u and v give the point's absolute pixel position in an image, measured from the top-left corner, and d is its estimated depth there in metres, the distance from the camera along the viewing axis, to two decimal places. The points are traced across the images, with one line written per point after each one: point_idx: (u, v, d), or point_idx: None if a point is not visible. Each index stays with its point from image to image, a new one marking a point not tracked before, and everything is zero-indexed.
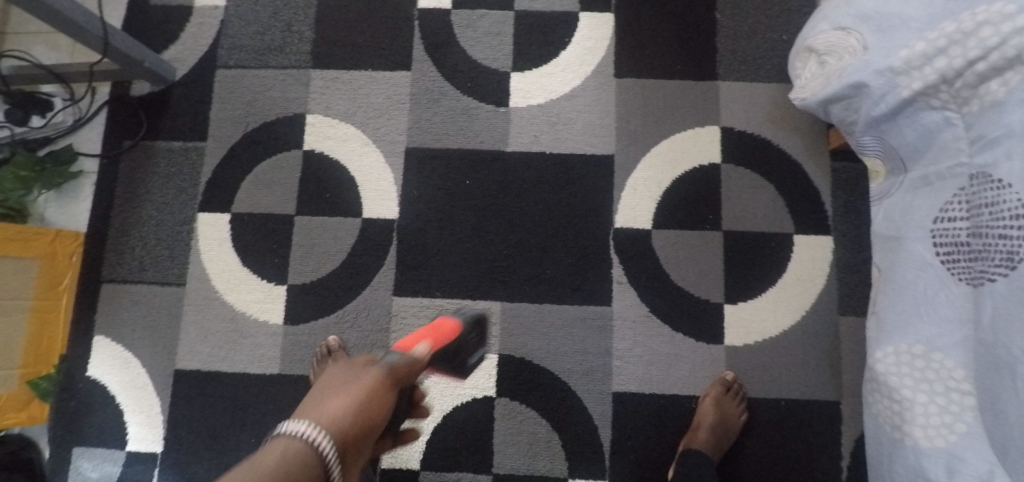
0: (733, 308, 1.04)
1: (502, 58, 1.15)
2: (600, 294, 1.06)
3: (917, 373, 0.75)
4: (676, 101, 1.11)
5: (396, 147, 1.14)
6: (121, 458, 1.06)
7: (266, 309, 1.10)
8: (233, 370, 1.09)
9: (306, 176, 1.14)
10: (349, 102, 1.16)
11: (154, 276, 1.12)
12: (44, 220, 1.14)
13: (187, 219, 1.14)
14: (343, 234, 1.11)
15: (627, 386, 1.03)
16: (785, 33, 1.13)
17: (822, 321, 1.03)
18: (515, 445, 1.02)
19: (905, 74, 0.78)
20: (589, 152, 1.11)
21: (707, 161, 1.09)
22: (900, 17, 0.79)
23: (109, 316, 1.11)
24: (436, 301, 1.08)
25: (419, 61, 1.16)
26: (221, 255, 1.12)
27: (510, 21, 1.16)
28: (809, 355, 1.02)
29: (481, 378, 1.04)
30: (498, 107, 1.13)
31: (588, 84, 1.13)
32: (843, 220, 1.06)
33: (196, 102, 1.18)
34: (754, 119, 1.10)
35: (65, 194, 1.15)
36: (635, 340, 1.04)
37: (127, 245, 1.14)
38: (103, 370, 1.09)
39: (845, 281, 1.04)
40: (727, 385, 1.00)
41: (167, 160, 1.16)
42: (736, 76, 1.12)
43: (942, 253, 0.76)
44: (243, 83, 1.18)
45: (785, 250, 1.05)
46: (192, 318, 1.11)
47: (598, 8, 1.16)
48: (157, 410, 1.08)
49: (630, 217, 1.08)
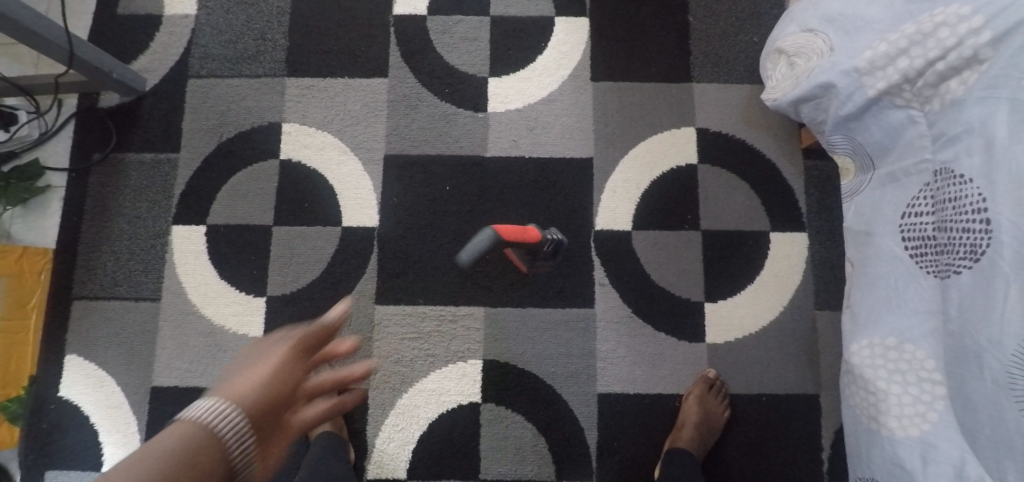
0: (714, 306, 1.06)
1: (479, 64, 1.15)
2: (583, 297, 1.06)
3: (891, 364, 0.77)
4: (652, 103, 1.13)
5: (374, 154, 1.13)
6: (96, 480, 1.03)
7: (246, 321, 1.08)
8: (213, 385, 1.07)
9: (284, 186, 1.12)
10: (325, 110, 1.15)
11: (128, 292, 1.10)
12: (11, 237, 1.10)
13: (162, 232, 1.12)
14: (322, 243, 1.10)
15: (612, 387, 1.04)
16: (756, 35, 1.16)
17: (800, 316, 1.05)
18: (503, 450, 1.02)
19: (870, 74, 0.80)
20: (568, 155, 1.11)
21: (684, 162, 1.11)
22: (863, 19, 0.81)
23: (81, 334, 1.08)
24: (419, 308, 1.07)
25: (395, 68, 1.16)
26: (197, 268, 1.10)
27: (486, 26, 1.17)
28: (788, 350, 1.04)
29: (466, 384, 1.04)
30: (477, 112, 1.14)
31: (565, 87, 1.14)
32: (816, 217, 1.09)
33: (168, 113, 1.15)
34: (728, 120, 1.12)
35: (32, 210, 1.12)
36: (618, 341, 1.05)
37: (99, 260, 1.11)
38: (76, 390, 1.06)
39: (820, 277, 1.07)
40: (709, 382, 1.02)
41: (139, 173, 1.14)
42: (710, 78, 1.14)
43: (910, 247, 0.78)
44: (216, 92, 1.16)
45: (762, 248, 1.07)
46: (168, 333, 1.08)
47: (573, 13, 1.17)
48: (134, 429, 1.05)
49: (610, 219, 1.09)
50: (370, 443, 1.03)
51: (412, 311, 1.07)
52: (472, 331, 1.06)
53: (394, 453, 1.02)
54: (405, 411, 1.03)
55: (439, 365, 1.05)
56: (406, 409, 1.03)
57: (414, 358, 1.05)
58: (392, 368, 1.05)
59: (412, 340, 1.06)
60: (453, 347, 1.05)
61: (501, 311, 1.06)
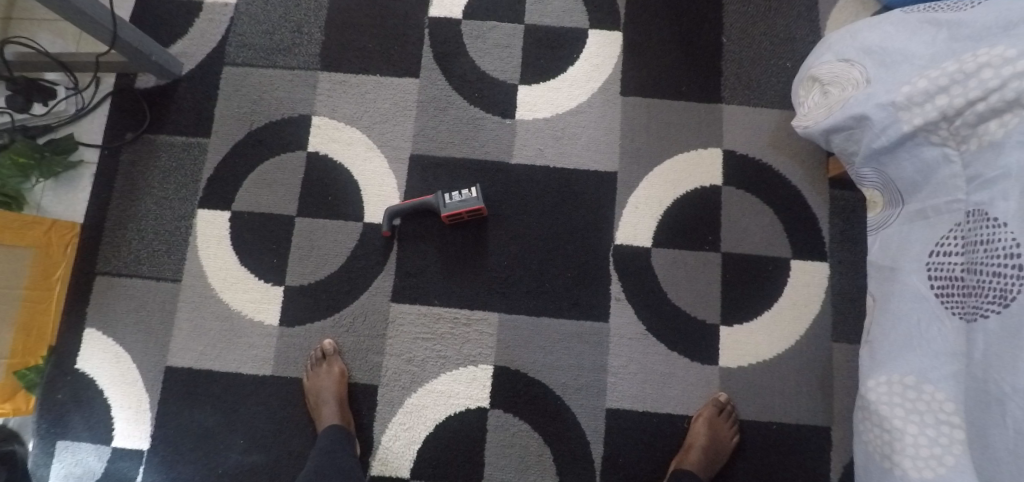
0: (729, 330, 1.05)
1: (511, 71, 1.16)
2: (598, 310, 1.06)
3: (908, 403, 0.75)
4: (680, 122, 1.13)
5: (400, 153, 1.14)
6: (105, 453, 1.05)
7: (263, 308, 1.10)
8: (225, 369, 1.08)
9: (309, 178, 1.14)
10: (355, 106, 1.16)
11: (150, 271, 1.12)
12: (40, 209, 1.13)
13: (187, 215, 1.13)
14: (343, 237, 1.11)
15: (621, 403, 1.03)
16: (790, 60, 1.15)
17: (816, 347, 1.04)
18: (507, 457, 1.02)
19: (907, 109, 0.79)
20: (593, 168, 1.12)
21: (708, 182, 1.10)
22: (903, 53, 0.81)
23: (101, 309, 1.10)
24: (434, 310, 1.08)
25: (427, 69, 1.17)
26: (219, 253, 1.12)
27: (519, 34, 1.17)
28: (802, 380, 1.03)
29: (476, 388, 1.04)
30: (505, 118, 1.14)
31: (594, 100, 1.14)
32: (839, 247, 1.08)
33: (200, 98, 1.17)
34: (756, 143, 1.12)
35: (63, 184, 1.14)
36: (630, 357, 1.05)
37: (124, 238, 1.13)
38: (93, 363, 1.08)
39: (839, 308, 1.05)
40: (720, 406, 1.01)
41: (169, 155, 1.16)
42: (740, 100, 1.14)
43: (936, 286, 0.77)
44: (250, 81, 1.18)
45: (782, 274, 1.07)
46: (185, 315, 1.10)
47: (607, 26, 1.17)
48: (146, 406, 1.07)
49: (631, 234, 1.09)
50: (376, 439, 1.03)
51: (427, 312, 1.08)
52: (484, 336, 1.06)
53: (399, 452, 1.03)
54: (413, 410, 1.04)
55: (449, 367, 1.05)
56: (414, 409, 1.04)
57: (426, 358, 1.06)
58: (403, 367, 1.06)
59: (424, 340, 1.07)
60: (465, 350, 1.06)
61: (515, 318, 1.06)
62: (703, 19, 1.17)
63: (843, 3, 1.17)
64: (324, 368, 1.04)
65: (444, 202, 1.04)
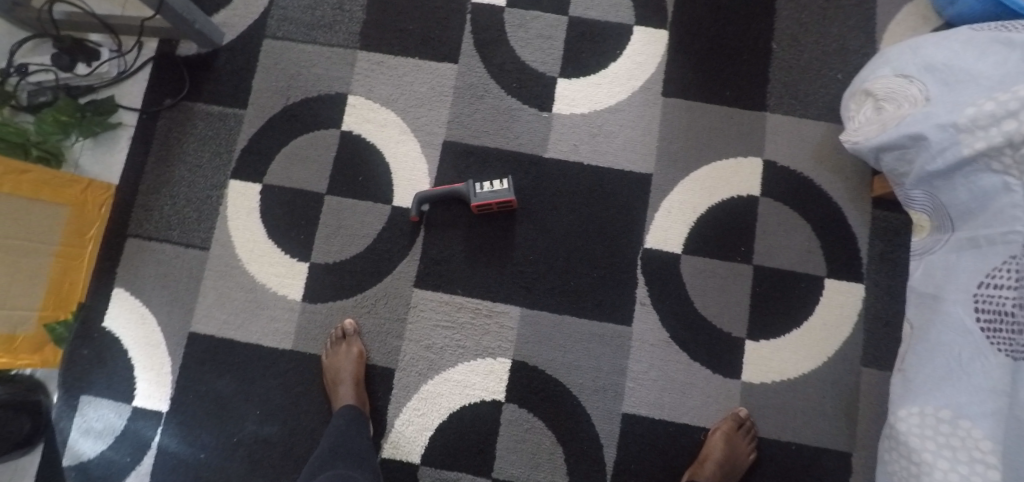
0: (754, 344, 1.03)
1: (551, 63, 1.14)
2: (621, 313, 1.05)
3: (941, 438, 0.73)
4: (721, 127, 1.10)
5: (433, 139, 1.13)
6: (125, 412, 1.07)
7: (287, 283, 1.10)
8: (247, 340, 1.09)
9: (341, 157, 1.13)
10: (391, 88, 1.15)
11: (180, 237, 1.13)
12: (78, 168, 1.14)
13: (219, 185, 1.14)
14: (371, 219, 1.11)
15: (638, 409, 1.02)
16: (841, 71, 1.11)
17: (844, 369, 1.01)
18: (518, 453, 1.01)
19: (970, 132, 0.76)
20: (627, 168, 1.09)
21: (746, 192, 1.07)
22: (969, 74, 0.79)
23: (130, 271, 1.12)
24: (456, 299, 1.07)
25: (466, 55, 1.15)
26: (248, 225, 1.12)
27: (562, 26, 1.15)
28: (826, 402, 1.01)
29: (492, 381, 1.04)
30: (541, 111, 1.13)
31: (634, 99, 1.12)
32: (877, 269, 1.04)
33: (239, 70, 1.18)
34: (798, 155, 1.08)
35: (101, 144, 1.16)
36: (651, 363, 1.03)
37: (156, 203, 1.14)
38: (119, 322, 1.10)
39: (871, 332, 1.02)
40: (739, 421, 0.99)
41: (206, 123, 1.16)
42: (786, 109, 1.10)
43: (982, 320, 0.74)
44: (289, 56, 1.18)
45: (814, 292, 1.04)
46: (211, 284, 1.11)
47: (653, 24, 1.14)
48: (167, 369, 1.08)
49: (661, 238, 1.07)
50: (389, 423, 1.04)
51: (449, 300, 1.07)
52: (505, 329, 1.05)
53: (411, 437, 1.03)
54: (428, 396, 1.04)
55: (467, 358, 1.05)
56: (429, 396, 1.04)
57: (445, 346, 1.06)
58: (421, 353, 1.06)
59: (444, 329, 1.06)
60: (484, 342, 1.05)
61: (537, 314, 1.06)
62: (754, 23, 1.13)
63: (903, 16, 1.12)
64: (344, 348, 1.04)
65: (475, 192, 1.04)
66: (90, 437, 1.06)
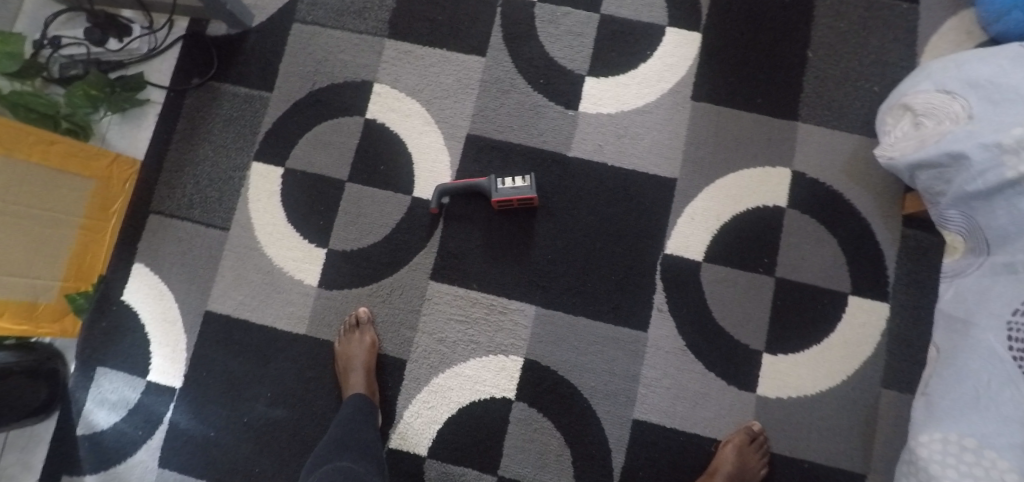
0: (772, 358, 1.01)
1: (580, 61, 1.12)
2: (638, 318, 1.03)
3: (964, 466, 0.71)
4: (750, 135, 1.08)
5: (457, 131, 1.12)
6: (140, 386, 1.08)
7: (304, 268, 1.11)
8: (262, 323, 1.10)
9: (364, 145, 1.13)
10: (418, 78, 1.14)
11: (201, 216, 1.13)
12: (106, 142, 1.16)
13: (242, 166, 1.14)
14: (390, 209, 1.11)
15: (649, 416, 1.01)
16: (877, 83, 1.08)
17: (863, 389, 0.99)
18: (525, 452, 1.01)
19: (1014, 153, 0.75)
20: (652, 171, 1.08)
21: (772, 202, 1.05)
22: (1016, 93, 0.78)
23: (151, 246, 1.13)
24: (471, 294, 1.07)
25: (495, 49, 1.14)
26: (268, 208, 1.13)
27: (593, 23, 1.13)
28: (842, 421, 0.99)
29: (503, 378, 1.03)
30: (567, 109, 1.11)
31: (663, 101, 1.10)
32: (903, 289, 1.02)
33: (268, 52, 1.18)
34: (828, 168, 1.06)
35: (128, 120, 1.17)
36: (665, 370, 1.02)
37: (179, 180, 1.15)
38: (138, 297, 1.11)
39: (893, 353, 1.00)
40: (752, 435, 0.97)
41: (231, 104, 1.17)
42: (818, 119, 1.08)
43: (1016, 349, 0.72)
44: (317, 41, 1.18)
45: (836, 309, 1.02)
46: (229, 264, 1.12)
47: (686, 25, 1.12)
48: (182, 346, 1.09)
49: (682, 245, 1.05)
50: (398, 414, 1.04)
51: (464, 295, 1.07)
52: (519, 327, 1.05)
53: (419, 429, 1.03)
54: (438, 390, 1.04)
55: (479, 353, 1.04)
56: (439, 389, 1.04)
57: (457, 341, 1.05)
58: (433, 346, 1.06)
59: (458, 323, 1.06)
60: (497, 339, 1.05)
61: (552, 314, 1.05)
62: (790, 29, 1.11)
63: (946, 29, 1.08)
64: (357, 336, 1.04)
65: (496, 187, 1.03)
66: (104, 408, 1.07)
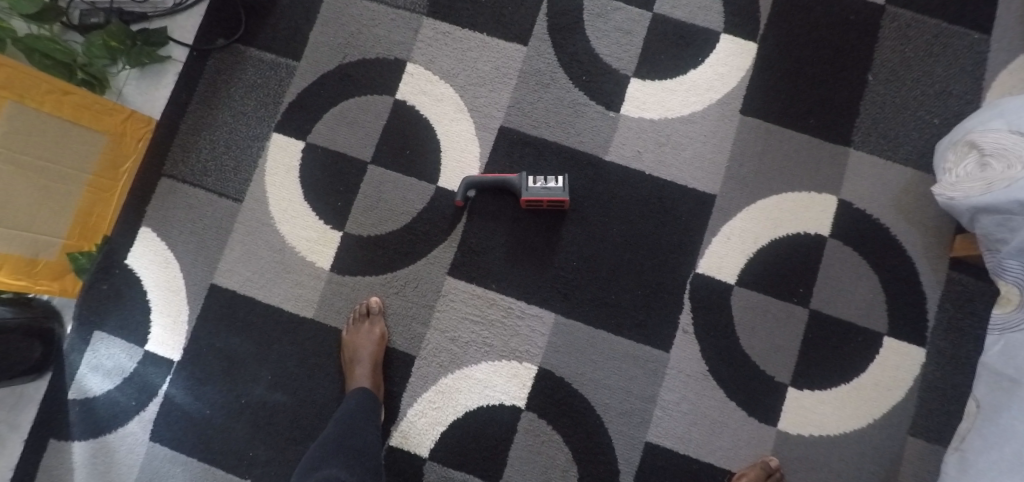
0: (796, 393, 0.96)
1: (627, 60, 1.06)
2: (661, 337, 0.99)
3: None
4: (797, 157, 1.02)
5: (490, 122, 1.07)
6: (137, 355, 1.04)
7: (318, 250, 1.06)
8: (269, 302, 1.05)
9: (391, 127, 1.08)
10: (454, 61, 1.09)
11: (214, 185, 1.08)
12: (121, 97, 1.10)
13: (262, 136, 1.09)
14: (413, 196, 1.06)
15: (663, 440, 0.97)
16: (938, 115, 1.02)
17: (888, 435, 0.95)
18: (531, 464, 0.97)
19: None
20: (690, 185, 1.03)
21: (813, 230, 1.00)
22: None
23: (160, 211, 1.08)
24: (489, 294, 1.02)
25: (538, 38, 1.08)
26: (285, 183, 1.08)
27: (644, 22, 1.07)
28: (864, 465, 0.95)
29: (514, 385, 0.99)
30: (608, 110, 1.06)
31: (709, 112, 1.04)
32: (942, 335, 0.97)
33: (299, 18, 1.12)
34: (876, 200, 1.01)
35: (148, 76, 1.11)
36: (684, 394, 0.98)
37: (194, 145, 1.10)
38: (142, 263, 1.07)
39: (925, 400, 0.95)
40: (768, 471, 0.93)
41: (256, 70, 1.11)
42: (871, 148, 1.02)
43: None
44: (352, 12, 1.12)
45: (870, 348, 0.97)
46: (240, 238, 1.07)
47: (742, 34, 1.06)
48: (184, 318, 1.05)
49: (715, 265, 1.00)
50: (402, 411, 1.00)
51: (482, 294, 1.02)
52: (536, 334, 1.00)
53: (422, 429, 0.99)
54: (446, 390, 1.00)
55: (491, 357, 1.00)
56: (447, 390, 0.99)
57: (470, 342, 1.01)
58: (444, 344, 1.01)
59: (473, 323, 1.01)
60: (512, 344, 1.00)
61: (572, 324, 1.00)
62: (851, 48, 1.05)
63: (1015, 66, 1.03)
64: (366, 327, 1.00)
65: (526, 186, 0.98)
66: (98, 374, 1.03)
